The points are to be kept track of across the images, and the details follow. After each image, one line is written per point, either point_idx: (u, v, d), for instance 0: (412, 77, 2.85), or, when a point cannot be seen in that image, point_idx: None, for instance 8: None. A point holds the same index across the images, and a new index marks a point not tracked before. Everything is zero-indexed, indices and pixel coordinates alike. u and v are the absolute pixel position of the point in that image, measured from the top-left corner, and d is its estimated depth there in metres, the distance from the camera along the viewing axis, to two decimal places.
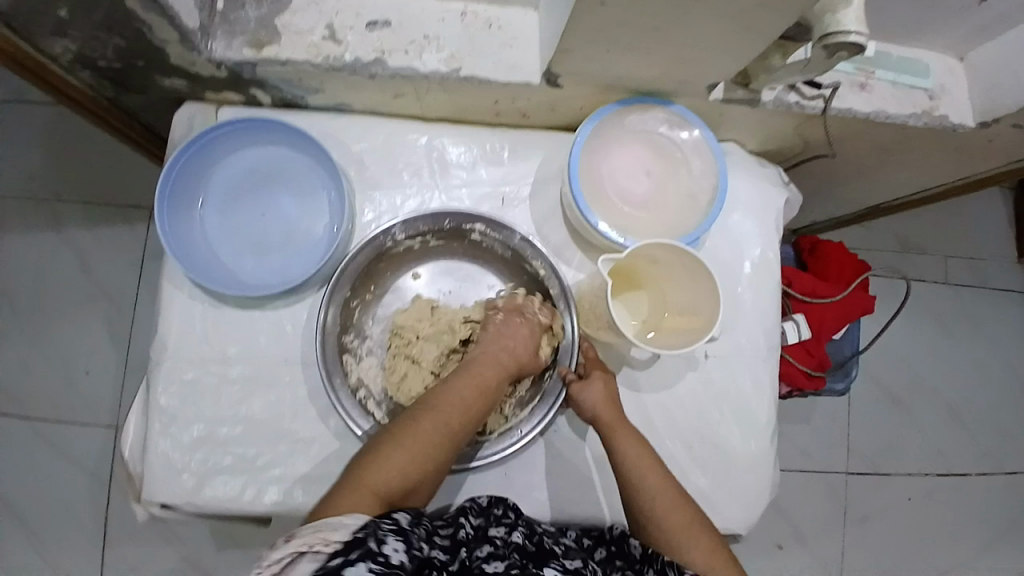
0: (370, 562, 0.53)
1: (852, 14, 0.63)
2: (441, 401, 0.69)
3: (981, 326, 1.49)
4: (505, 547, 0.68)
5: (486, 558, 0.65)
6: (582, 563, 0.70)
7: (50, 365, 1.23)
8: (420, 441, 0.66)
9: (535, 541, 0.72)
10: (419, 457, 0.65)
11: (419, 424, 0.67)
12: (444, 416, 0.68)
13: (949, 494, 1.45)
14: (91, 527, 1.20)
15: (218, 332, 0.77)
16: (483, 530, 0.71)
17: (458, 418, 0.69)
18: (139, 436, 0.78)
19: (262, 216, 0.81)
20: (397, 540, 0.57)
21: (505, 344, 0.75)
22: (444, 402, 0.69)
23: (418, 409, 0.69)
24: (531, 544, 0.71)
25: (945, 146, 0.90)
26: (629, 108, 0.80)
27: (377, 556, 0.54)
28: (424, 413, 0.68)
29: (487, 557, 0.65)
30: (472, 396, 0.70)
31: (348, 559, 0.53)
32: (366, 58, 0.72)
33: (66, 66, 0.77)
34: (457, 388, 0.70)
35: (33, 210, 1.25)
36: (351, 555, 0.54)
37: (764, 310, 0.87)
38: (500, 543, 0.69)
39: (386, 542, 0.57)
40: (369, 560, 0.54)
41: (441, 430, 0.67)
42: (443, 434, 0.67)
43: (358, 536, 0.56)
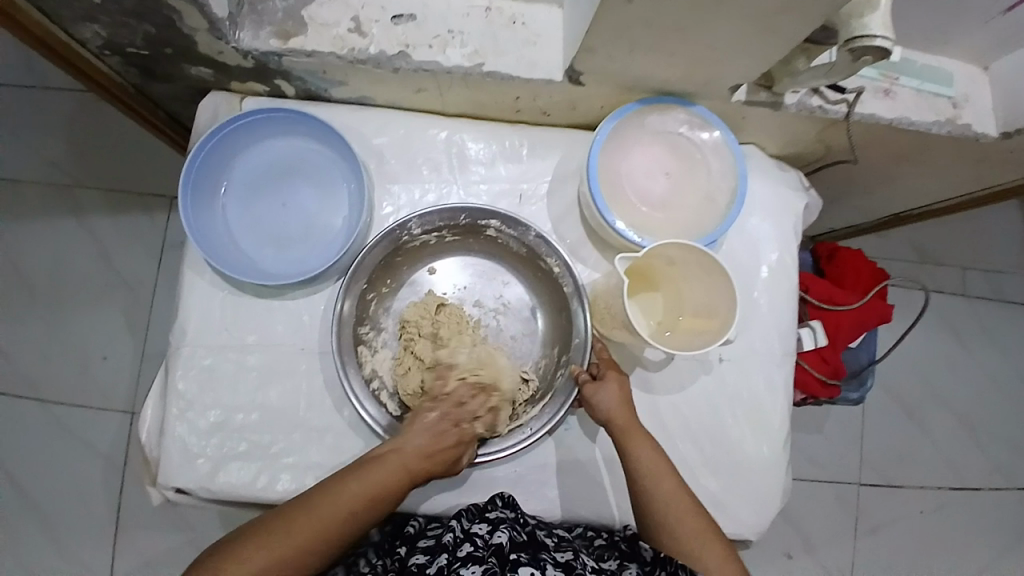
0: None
1: (878, 19, 0.63)
2: (332, 497, 0.65)
3: (999, 339, 1.47)
4: (485, 551, 0.68)
5: (463, 562, 0.66)
6: (574, 556, 0.71)
7: (68, 350, 1.25)
8: (296, 538, 0.62)
9: (527, 533, 0.72)
10: (290, 555, 0.62)
11: (301, 518, 0.64)
12: (327, 517, 0.64)
13: (962, 509, 1.43)
14: (103, 510, 1.22)
15: (236, 319, 0.78)
16: (467, 529, 0.71)
17: (342, 520, 0.65)
18: (157, 420, 0.78)
19: (281, 207, 0.82)
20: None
21: (421, 440, 0.70)
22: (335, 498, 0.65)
23: (305, 500, 0.65)
24: (519, 537, 0.71)
25: (969, 155, 0.89)
26: (650, 108, 0.80)
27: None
28: (309, 507, 0.64)
29: (464, 561, 0.66)
30: (365, 499, 0.66)
31: None
32: (390, 52, 0.72)
33: (95, 52, 0.78)
34: (353, 485, 0.66)
35: (57, 196, 1.27)
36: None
37: (781, 313, 0.87)
38: (481, 543, 0.69)
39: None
40: None
41: (320, 531, 0.63)
42: (320, 535, 0.63)
43: None
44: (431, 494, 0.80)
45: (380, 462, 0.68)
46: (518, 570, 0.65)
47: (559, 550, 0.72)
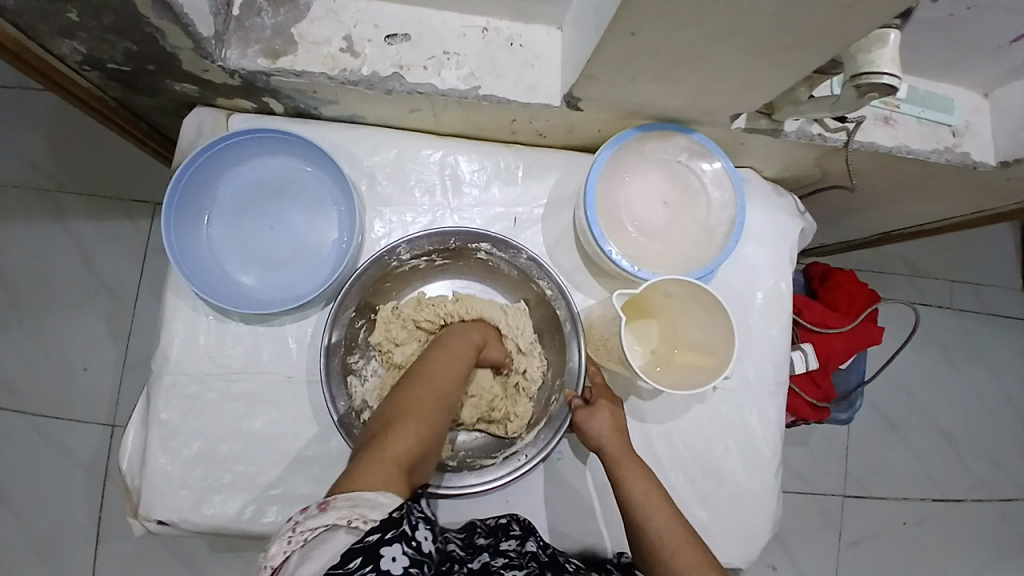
0: (403, 545, 0.49)
1: (886, 55, 0.61)
2: (429, 380, 0.65)
3: (986, 354, 1.48)
4: (520, 557, 0.70)
5: (505, 567, 0.67)
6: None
7: (46, 359, 1.21)
8: (426, 421, 0.62)
9: (549, 553, 0.73)
10: (427, 436, 0.61)
11: (416, 404, 0.62)
12: (438, 397, 0.64)
13: (945, 522, 1.44)
14: (84, 522, 1.19)
15: (220, 345, 0.76)
16: (497, 541, 0.72)
17: (449, 400, 0.66)
18: (139, 449, 0.76)
19: (269, 229, 0.79)
20: (427, 529, 0.52)
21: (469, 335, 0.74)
22: (434, 381, 0.65)
23: (411, 393, 0.64)
24: (543, 553, 0.72)
25: (966, 184, 0.88)
26: (649, 135, 0.78)
27: (410, 540, 0.50)
28: (417, 398, 0.63)
29: (507, 565, 0.67)
30: (458, 378, 0.68)
31: (383, 537, 0.48)
32: (383, 73, 0.70)
33: (73, 67, 0.75)
34: (440, 369, 0.67)
35: (33, 201, 1.23)
36: (388, 533, 0.49)
37: (776, 343, 0.86)
38: (515, 552, 0.70)
39: (417, 527, 0.51)
40: (405, 542, 0.49)
41: (439, 412, 0.64)
42: (440, 415, 0.63)
43: (393, 514, 0.51)
44: None
45: (450, 347, 0.70)
46: None
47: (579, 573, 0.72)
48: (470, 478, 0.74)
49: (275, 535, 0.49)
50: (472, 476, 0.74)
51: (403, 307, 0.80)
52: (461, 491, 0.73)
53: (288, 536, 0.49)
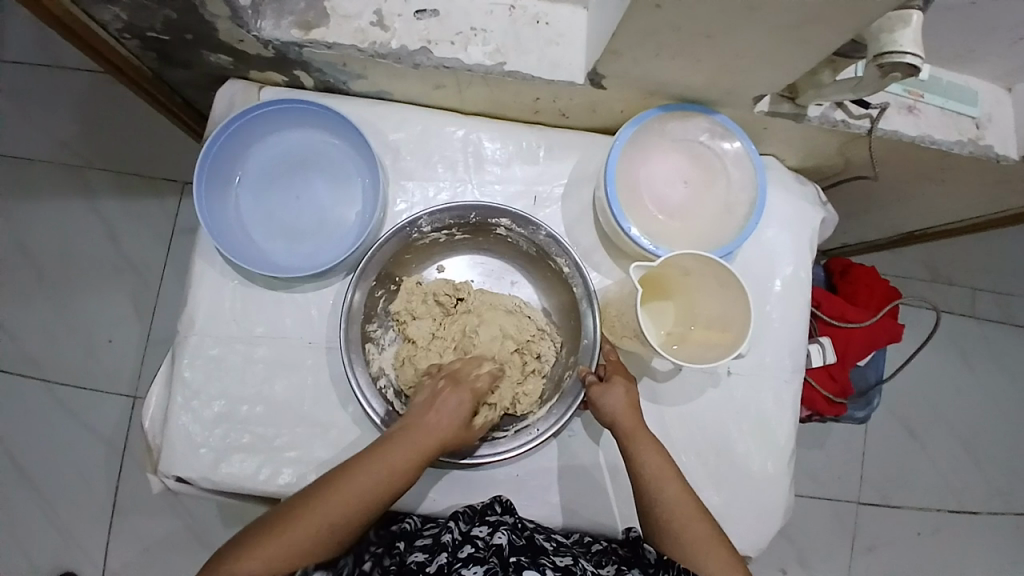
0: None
1: (909, 35, 0.62)
2: (332, 491, 0.63)
3: (1008, 362, 1.46)
4: (485, 552, 0.66)
5: (465, 563, 0.64)
6: (574, 561, 0.69)
7: (73, 331, 1.25)
8: (293, 536, 0.61)
9: (526, 537, 0.71)
10: (287, 552, 0.60)
11: (298, 513, 0.62)
12: (326, 512, 0.62)
13: (962, 532, 1.41)
14: (101, 492, 1.22)
15: (244, 309, 0.78)
16: (467, 532, 0.70)
17: (347, 506, 0.63)
18: (161, 408, 0.78)
19: (295, 199, 0.81)
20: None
21: (429, 422, 0.67)
22: (337, 493, 0.63)
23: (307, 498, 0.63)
24: (519, 539, 0.70)
25: (990, 177, 0.88)
26: (672, 115, 0.79)
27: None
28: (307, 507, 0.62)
29: (466, 561, 0.64)
30: (370, 492, 0.63)
31: None
32: (411, 47, 0.72)
33: (115, 35, 0.78)
34: (351, 476, 0.63)
35: (67, 177, 1.26)
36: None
37: (793, 329, 0.86)
38: (482, 545, 0.67)
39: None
40: None
41: (324, 522, 0.62)
42: (319, 531, 0.62)
43: None
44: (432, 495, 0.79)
45: (388, 447, 0.65)
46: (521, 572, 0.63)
47: (558, 554, 0.70)
48: (480, 448, 0.75)
49: None
50: (483, 447, 0.75)
51: (426, 283, 0.82)
52: (470, 460, 0.74)
53: None
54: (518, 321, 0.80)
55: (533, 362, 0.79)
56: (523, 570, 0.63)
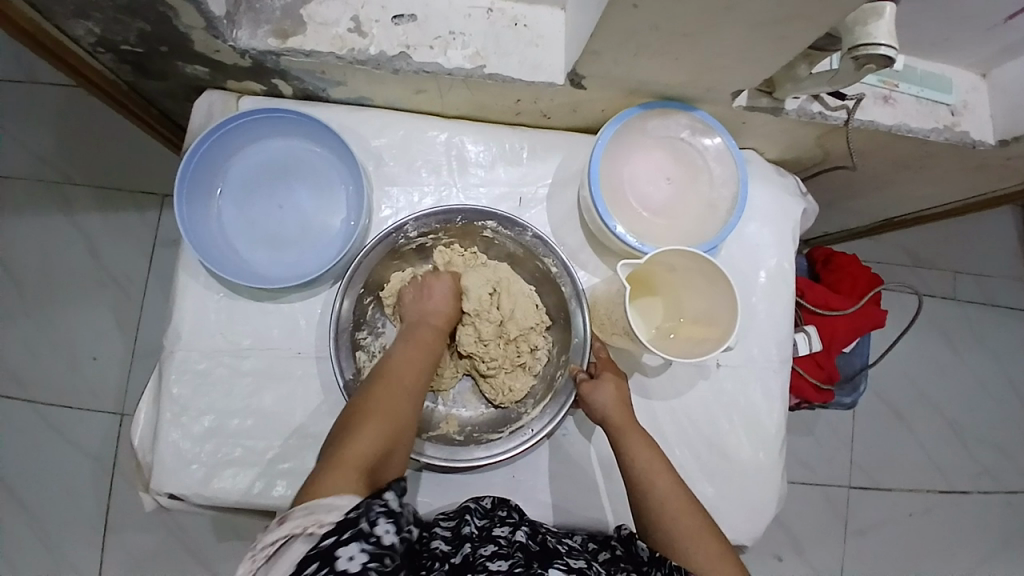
0: (361, 543, 0.51)
1: (883, 28, 0.62)
2: (393, 374, 0.69)
3: (989, 343, 1.49)
4: (508, 548, 0.64)
5: (489, 557, 0.63)
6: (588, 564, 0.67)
7: (56, 349, 1.23)
8: (387, 414, 0.66)
9: (539, 542, 0.68)
10: (390, 429, 0.65)
11: (377, 400, 0.67)
12: (401, 394, 0.68)
13: (950, 510, 1.44)
14: (92, 510, 1.20)
15: (230, 322, 0.77)
16: (488, 529, 0.69)
17: (411, 388, 0.69)
18: (150, 426, 0.77)
19: (278, 208, 0.80)
20: (389, 523, 0.53)
21: (433, 308, 0.77)
22: (399, 373, 0.70)
23: (376, 392, 0.67)
24: (534, 544, 0.68)
25: (967, 163, 0.89)
26: (652, 112, 0.79)
27: (368, 537, 0.51)
28: (377, 400, 0.67)
29: (490, 556, 0.63)
30: (422, 366, 0.72)
31: (340, 539, 0.51)
32: (390, 52, 0.71)
33: (88, 49, 0.77)
34: (401, 359, 0.71)
35: (43, 193, 1.24)
36: (343, 535, 0.51)
37: (779, 321, 0.87)
38: (504, 543, 0.66)
39: (377, 524, 0.52)
40: (361, 540, 0.51)
41: (400, 401, 0.67)
42: (406, 403, 0.68)
43: (350, 516, 0.53)
44: (429, 501, 0.79)
45: (410, 338, 0.74)
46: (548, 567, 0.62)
47: (572, 557, 0.67)
48: (476, 451, 0.75)
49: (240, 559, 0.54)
50: (479, 449, 0.75)
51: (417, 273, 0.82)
52: (466, 464, 0.74)
53: (253, 555, 0.53)
54: (523, 308, 0.80)
55: (526, 355, 0.80)
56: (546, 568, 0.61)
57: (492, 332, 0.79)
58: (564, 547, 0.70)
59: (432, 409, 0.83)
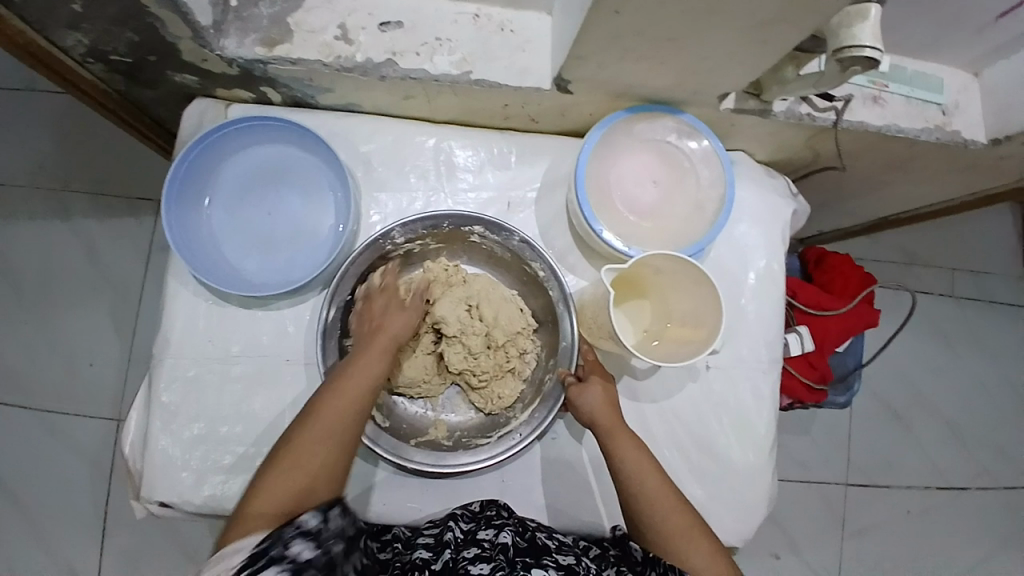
0: (277, 568, 0.55)
1: (868, 29, 0.62)
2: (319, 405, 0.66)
3: (986, 340, 1.49)
4: (491, 550, 0.66)
5: (471, 560, 0.64)
6: (577, 560, 0.69)
7: (52, 355, 1.23)
8: (303, 458, 0.64)
9: (527, 538, 0.70)
10: (305, 474, 0.63)
11: (299, 442, 0.65)
12: (323, 426, 0.65)
13: (947, 509, 1.44)
14: (90, 515, 1.21)
15: (220, 329, 0.78)
16: (472, 533, 0.70)
17: (337, 417, 0.66)
18: (141, 432, 0.78)
19: (267, 215, 0.81)
20: (305, 542, 0.57)
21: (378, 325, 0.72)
22: (328, 409, 0.66)
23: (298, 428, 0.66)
24: (522, 542, 0.69)
25: (957, 162, 0.89)
26: (639, 116, 0.80)
27: (282, 561, 0.55)
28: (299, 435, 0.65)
29: (473, 559, 0.64)
30: (354, 398, 0.67)
31: (256, 568, 0.55)
32: (377, 59, 0.72)
33: (78, 59, 0.77)
34: (333, 395, 0.67)
35: (40, 199, 1.25)
36: (258, 564, 0.55)
37: (769, 322, 0.87)
38: (488, 545, 0.67)
39: (292, 544, 0.56)
40: (275, 566, 0.55)
41: (323, 434, 0.65)
42: (329, 446, 0.65)
43: (260, 547, 0.56)
44: (419, 505, 0.79)
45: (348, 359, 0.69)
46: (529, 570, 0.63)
47: (561, 553, 0.70)
48: (464, 456, 0.75)
49: None
50: (467, 454, 0.76)
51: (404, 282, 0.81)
52: (455, 469, 0.74)
53: None
54: (509, 316, 0.80)
55: (515, 360, 0.80)
56: (530, 568, 0.63)
57: (474, 347, 0.78)
58: (554, 542, 0.72)
59: (421, 415, 0.83)
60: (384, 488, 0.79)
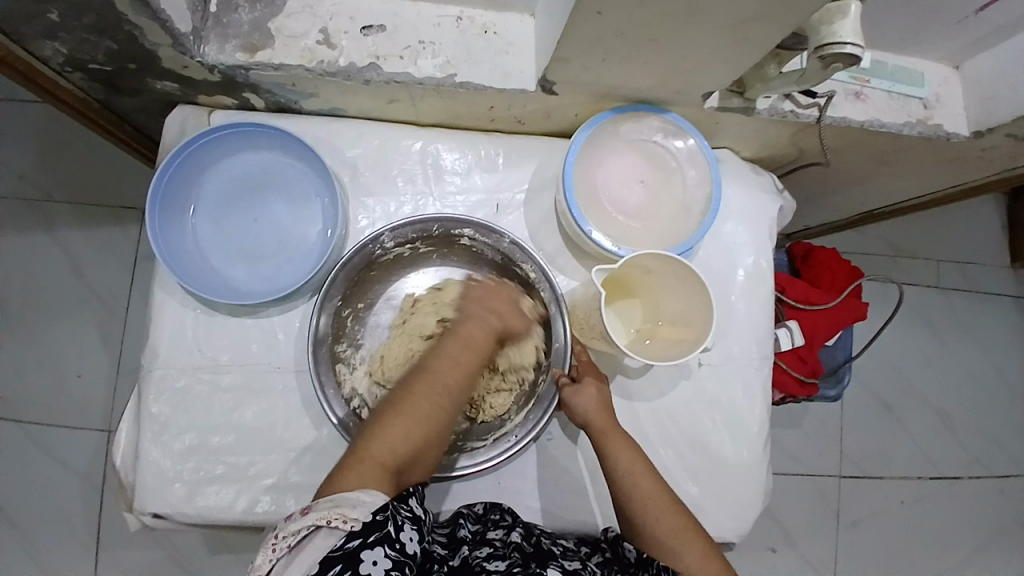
0: (386, 548, 0.55)
1: (848, 26, 0.63)
2: (434, 372, 0.70)
3: (973, 330, 1.50)
4: (505, 548, 0.67)
5: (486, 558, 0.66)
6: (581, 565, 0.70)
7: (39, 367, 1.22)
8: (420, 413, 0.67)
9: (534, 542, 0.70)
10: (421, 429, 0.67)
11: (415, 397, 0.68)
12: (438, 392, 0.69)
13: (940, 498, 1.45)
14: (82, 528, 1.19)
15: (209, 339, 0.77)
16: (483, 533, 0.70)
17: (451, 389, 0.70)
18: (131, 445, 0.77)
19: (253, 222, 0.80)
20: (412, 530, 0.59)
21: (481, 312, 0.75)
22: (444, 378, 0.70)
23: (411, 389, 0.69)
24: (529, 544, 0.69)
25: (940, 155, 0.90)
26: (624, 116, 0.80)
27: (393, 541, 0.56)
28: (414, 395, 0.68)
29: (488, 557, 0.65)
30: (465, 375, 0.71)
31: (366, 541, 0.55)
32: (360, 63, 0.71)
33: (56, 69, 0.76)
34: (445, 360, 0.71)
35: (21, 210, 1.23)
36: (371, 537, 0.55)
37: (759, 318, 0.87)
38: (500, 544, 0.68)
39: (404, 529, 0.58)
40: (386, 544, 0.55)
41: (440, 400, 0.69)
42: (441, 406, 0.69)
43: (378, 517, 0.57)
44: None
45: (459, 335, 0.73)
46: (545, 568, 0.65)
47: (566, 558, 0.70)
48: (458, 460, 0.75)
49: (261, 544, 0.55)
50: (461, 458, 0.76)
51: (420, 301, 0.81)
52: (449, 474, 0.74)
53: (274, 542, 0.55)
54: (519, 346, 0.79)
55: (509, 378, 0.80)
56: (545, 567, 0.65)
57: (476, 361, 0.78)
58: (559, 547, 0.72)
59: None
60: None
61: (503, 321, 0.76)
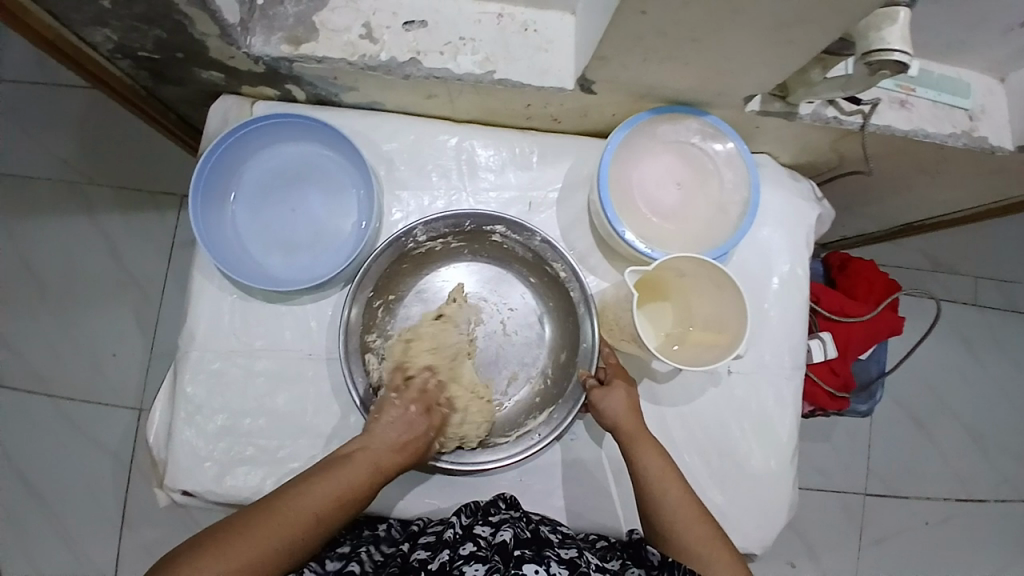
0: None
1: (896, 33, 0.61)
2: (293, 497, 0.62)
3: (1011, 350, 1.45)
4: (487, 549, 0.65)
5: (466, 559, 0.63)
6: (579, 553, 0.68)
7: (77, 346, 1.26)
8: (257, 543, 0.58)
9: (530, 530, 0.70)
10: (252, 561, 0.58)
11: (260, 523, 0.60)
12: (290, 519, 0.61)
13: (969, 521, 1.41)
14: (111, 504, 1.23)
15: (244, 324, 0.78)
16: (470, 528, 0.70)
17: (307, 517, 0.61)
18: (165, 424, 0.79)
19: (290, 213, 0.82)
20: None
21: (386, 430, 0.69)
22: (303, 503, 0.62)
23: (261, 509, 0.61)
24: (522, 535, 0.69)
25: (985, 168, 0.87)
26: (663, 117, 0.79)
27: None
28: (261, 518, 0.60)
29: (467, 558, 0.63)
30: (330, 505, 0.63)
31: None
32: (401, 58, 0.72)
33: (106, 55, 0.79)
34: (318, 488, 0.63)
35: (67, 193, 1.27)
36: None
37: (792, 325, 0.86)
38: (484, 543, 0.67)
39: None
40: None
41: (292, 527, 0.60)
42: (288, 537, 0.60)
43: None
44: (438, 503, 0.79)
45: (344, 461, 0.66)
46: (521, 567, 0.62)
47: (563, 546, 0.69)
48: (482, 455, 0.76)
49: None
50: (484, 453, 0.76)
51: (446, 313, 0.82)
52: (472, 467, 0.75)
53: None
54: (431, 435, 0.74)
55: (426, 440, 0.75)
56: (523, 563, 0.62)
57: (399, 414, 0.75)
58: (558, 536, 0.72)
59: None
60: (402, 487, 0.79)
61: (398, 457, 0.68)
